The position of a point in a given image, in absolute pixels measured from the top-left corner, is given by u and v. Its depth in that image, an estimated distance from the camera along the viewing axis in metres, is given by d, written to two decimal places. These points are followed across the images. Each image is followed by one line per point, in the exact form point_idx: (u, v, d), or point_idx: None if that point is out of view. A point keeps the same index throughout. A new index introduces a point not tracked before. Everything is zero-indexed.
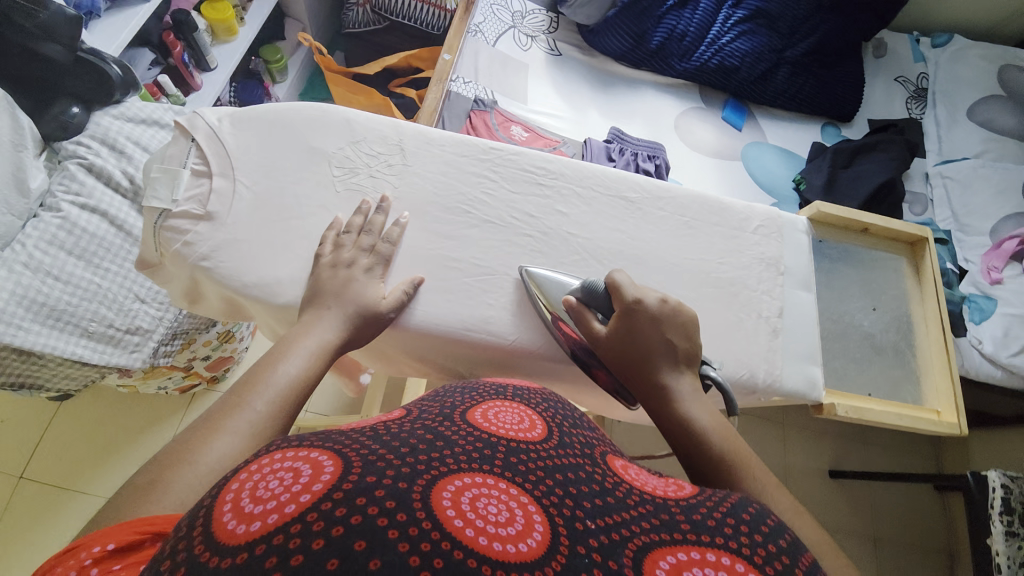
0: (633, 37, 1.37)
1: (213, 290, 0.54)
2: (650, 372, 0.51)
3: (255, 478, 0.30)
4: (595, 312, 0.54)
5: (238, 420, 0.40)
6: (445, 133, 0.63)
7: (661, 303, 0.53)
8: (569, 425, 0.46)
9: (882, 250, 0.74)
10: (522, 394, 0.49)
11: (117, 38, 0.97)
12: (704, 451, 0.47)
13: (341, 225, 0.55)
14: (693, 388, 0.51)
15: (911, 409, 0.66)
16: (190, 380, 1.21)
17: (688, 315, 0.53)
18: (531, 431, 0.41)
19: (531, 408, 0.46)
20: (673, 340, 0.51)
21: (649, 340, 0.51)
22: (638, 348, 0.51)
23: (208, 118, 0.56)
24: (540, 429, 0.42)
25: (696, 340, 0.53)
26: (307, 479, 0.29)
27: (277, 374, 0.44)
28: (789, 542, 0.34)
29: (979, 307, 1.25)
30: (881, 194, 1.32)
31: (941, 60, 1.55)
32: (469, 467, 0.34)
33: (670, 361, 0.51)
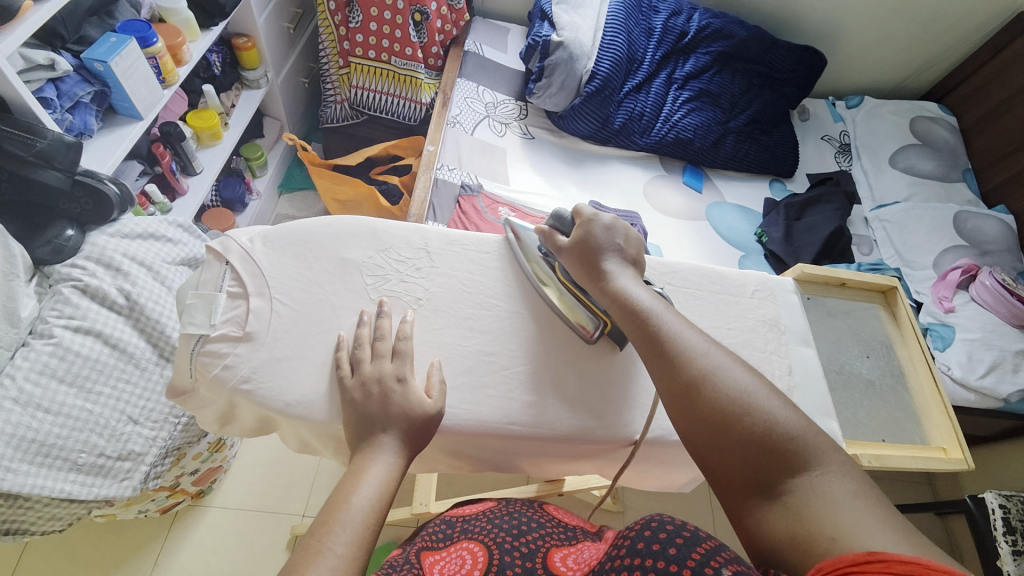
0: (599, 120, 1.50)
1: (250, 412, 0.53)
2: (598, 264, 0.60)
3: None
4: (561, 234, 0.64)
5: (321, 563, 0.40)
6: (464, 231, 0.67)
7: (614, 222, 0.62)
8: (516, 537, 0.68)
9: (861, 300, 0.81)
10: (471, 529, 0.72)
11: (110, 157, 0.98)
12: (637, 310, 0.56)
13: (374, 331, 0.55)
14: (633, 274, 0.60)
15: (921, 450, 0.70)
16: (175, 499, 1.12)
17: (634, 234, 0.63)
18: (473, 564, 0.64)
19: (477, 541, 0.69)
20: (618, 242, 0.61)
21: (597, 242, 0.61)
22: (588, 248, 0.61)
23: (240, 241, 0.58)
24: (483, 556, 0.65)
25: (637, 247, 0.63)
26: None
27: (352, 510, 0.44)
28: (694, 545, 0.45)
29: (940, 334, 1.37)
30: (832, 243, 1.51)
31: (858, 119, 1.81)
32: None
33: (613, 255, 0.60)
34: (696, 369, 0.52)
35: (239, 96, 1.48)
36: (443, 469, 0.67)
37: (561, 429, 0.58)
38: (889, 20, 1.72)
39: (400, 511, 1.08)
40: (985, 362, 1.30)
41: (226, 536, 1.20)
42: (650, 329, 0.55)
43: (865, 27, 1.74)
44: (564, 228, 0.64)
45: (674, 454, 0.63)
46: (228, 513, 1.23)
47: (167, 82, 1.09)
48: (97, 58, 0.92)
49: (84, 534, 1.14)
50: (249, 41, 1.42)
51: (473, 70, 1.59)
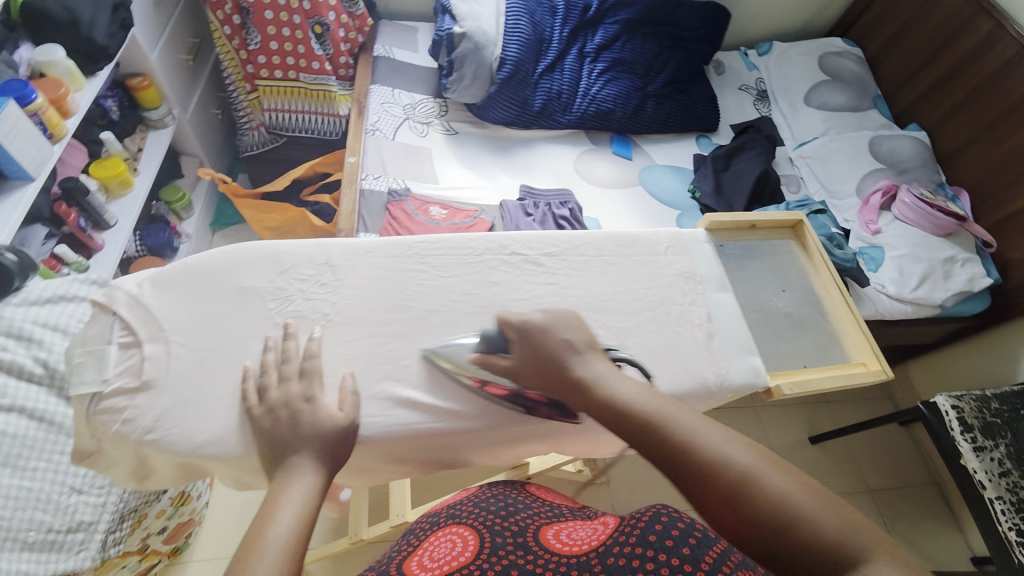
0: (518, 105, 1.50)
1: (163, 461, 0.51)
2: (563, 369, 0.54)
3: None
4: (498, 354, 0.58)
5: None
6: (368, 239, 0.66)
7: (544, 316, 0.58)
8: (504, 519, 0.67)
9: (774, 238, 0.84)
10: (458, 513, 0.72)
11: (7, 224, 0.90)
12: (630, 416, 0.49)
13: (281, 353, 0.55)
14: (604, 367, 0.54)
15: (842, 368, 0.74)
16: (149, 561, 1.09)
17: (569, 316, 0.58)
18: (461, 548, 0.62)
19: (464, 529, 0.66)
20: (567, 337, 0.56)
21: (549, 345, 0.55)
22: (540, 355, 0.55)
23: (126, 287, 0.56)
24: (471, 540, 0.64)
25: (589, 331, 0.58)
26: None
27: (271, 537, 0.42)
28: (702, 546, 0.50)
29: (871, 256, 1.43)
30: (761, 186, 1.55)
31: (770, 65, 1.87)
32: None
33: (570, 353, 0.55)
34: (726, 473, 0.44)
35: (146, 139, 1.42)
36: (391, 477, 0.67)
37: (490, 416, 0.59)
38: None
39: (380, 526, 1.08)
40: (916, 275, 1.37)
41: None
42: (655, 441, 0.48)
43: None
44: (499, 345, 0.58)
45: None
46: (209, 564, 1.20)
47: (55, 136, 1.02)
48: None
49: None
50: (145, 79, 1.36)
51: (385, 74, 1.56)
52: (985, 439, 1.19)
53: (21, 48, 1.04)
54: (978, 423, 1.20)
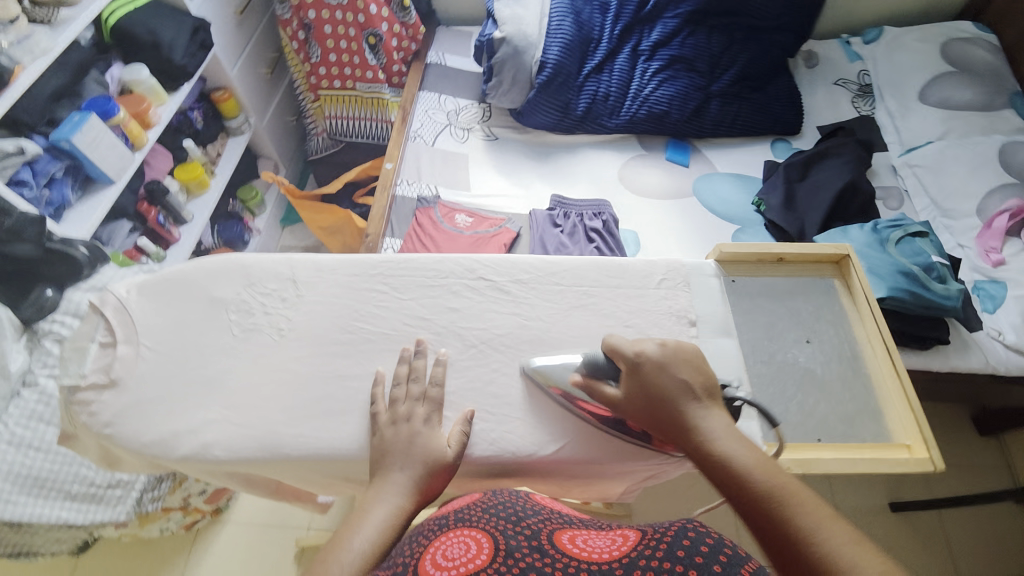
0: (559, 109, 1.44)
1: (120, 454, 0.57)
2: (677, 415, 0.51)
3: None
4: (605, 380, 0.56)
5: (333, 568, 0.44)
6: (335, 256, 0.66)
7: (661, 347, 0.54)
8: (516, 522, 0.50)
9: (808, 275, 0.70)
10: (465, 516, 0.52)
11: (88, 221, 1.11)
12: (739, 484, 0.46)
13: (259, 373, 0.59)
14: (722, 423, 0.50)
15: (875, 449, 0.58)
16: (193, 516, 1.21)
17: (690, 351, 0.54)
18: (477, 558, 0.44)
19: (472, 526, 0.50)
20: (686, 377, 0.52)
21: (665, 387, 0.52)
22: (653, 396, 0.52)
23: (116, 293, 0.62)
24: (488, 549, 0.46)
25: (710, 374, 0.54)
26: None
27: (349, 552, 0.46)
28: (728, 560, 0.40)
29: (988, 293, 1.16)
30: (846, 200, 1.30)
31: (878, 55, 1.56)
32: None
33: (688, 398, 0.52)
34: None
35: (225, 145, 1.60)
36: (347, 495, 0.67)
37: None
38: None
39: None
40: None
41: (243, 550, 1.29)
42: (762, 517, 0.44)
43: None
44: (607, 371, 0.56)
45: (557, 469, 0.58)
46: (246, 529, 1.31)
47: (135, 145, 1.20)
48: (62, 138, 1.04)
49: (123, 549, 1.27)
50: (226, 92, 1.52)
51: (434, 80, 1.59)
52: None
53: (112, 68, 1.19)
54: None
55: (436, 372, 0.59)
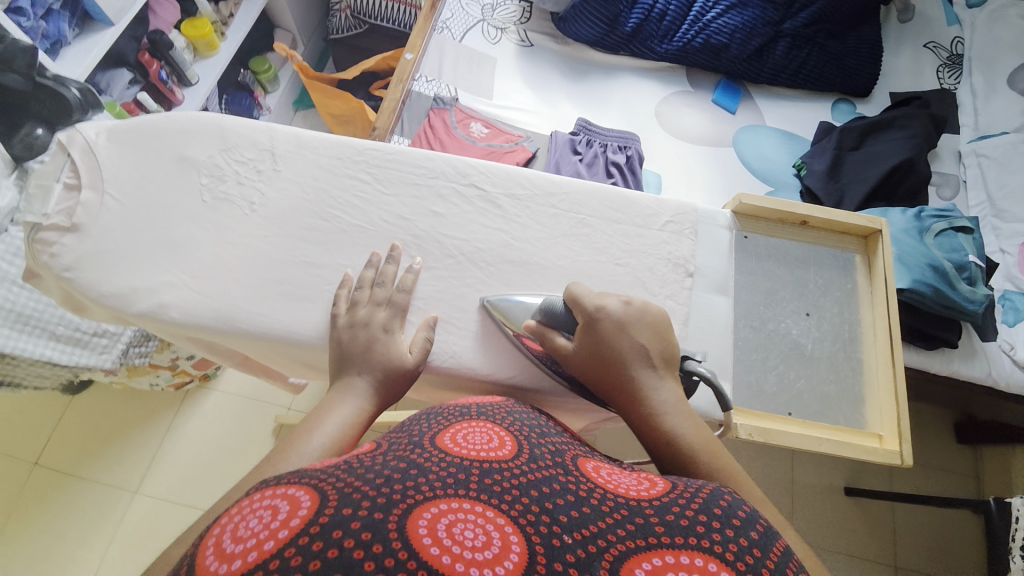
0: (606, 21, 1.28)
1: (80, 301, 0.56)
2: (629, 382, 0.47)
3: (238, 518, 0.29)
4: (560, 332, 0.51)
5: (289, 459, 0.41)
6: (320, 135, 0.61)
7: (625, 305, 0.49)
8: (540, 435, 0.43)
9: (827, 245, 0.63)
10: (489, 410, 0.45)
11: (83, 63, 1.04)
12: (681, 464, 0.44)
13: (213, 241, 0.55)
14: (675, 396, 0.46)
15: (846, 433, 0.56)
16: (182, 378, 1.26)
17: (655, 315, 0.50)
18: (500, 449, 0.38)
19: (501, 424, 0.42)
20: (644, 343, 0.48)
21: (620, 351, 0.47)
22: (607, 355, 0.48)
23: (85, 133, 0.58)
24: (509, 446, 0.39)
25: (671, 342, 0.49)
26: (285, 516, 0.27)
27: (309, 445, 0.42)
28: (761, 533, 0.32)
29: (1014, 304, 1.08)
30: (895, 179, 1.17)
31: (977, 23, 1.36)
32: (445, 493, 0.31)
33: (641, 364, 0.47)
34: None
35: (240, 4, 1.47)
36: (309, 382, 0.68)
37: None
38: None
39: None
40: None
41: (224, 418, 1.35)
42: None
43: None
44: (563, 322, 0.51)
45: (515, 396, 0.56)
46: (229, 400, 1.37)
47: None
48: None
49: (114, 397, 1.34)
50: None
51: None
52: None
53: None
54: None
55: (405, 279, 0.55)
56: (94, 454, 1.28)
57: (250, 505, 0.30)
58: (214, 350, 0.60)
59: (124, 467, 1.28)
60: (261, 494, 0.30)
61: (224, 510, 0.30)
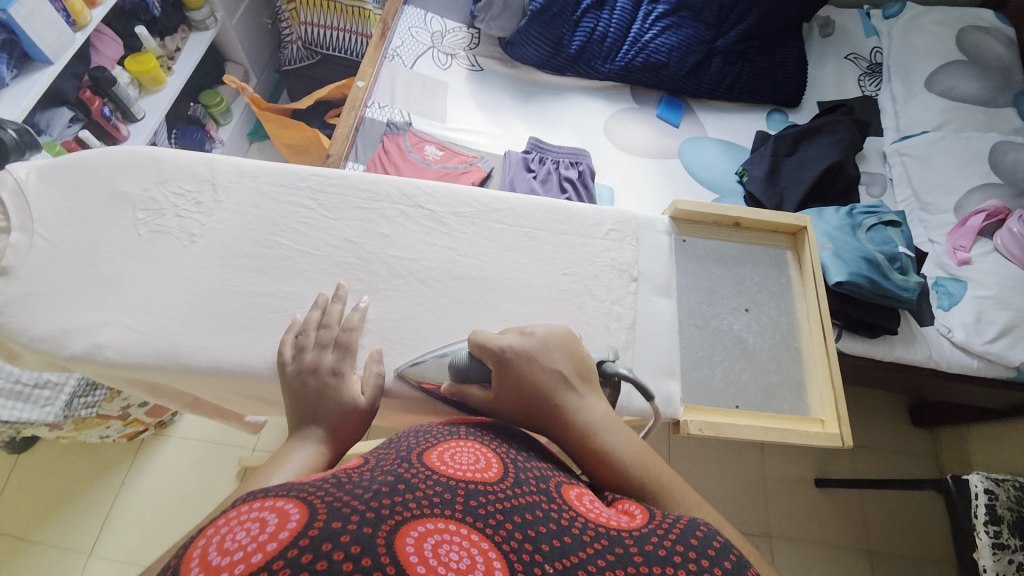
0: (551, 44, 1.34)
1: (10, 347, 0.53)
2: (550, 410, 0.46)
3: (225, 529, 0.28)
4: (477, 380, 0.50)
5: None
6: (262, 163, 0.61)
7: (531, 337, 0.50)
8: (527, 458, 0.42)
9: (761, 244, 0.67)
10: (479, 432, 0.43)
11: (20, 103, 1.01)
12: (621, 478, 0.44)
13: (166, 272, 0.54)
14: (599, 412, 0.47)
15: (791, 421, 0.59)
16: (135, 427, 1.19)
17: (562, 336, 0.50)
18: (488, 471, 0.37)
19: (490, 445, 0.42)
20: (559, 367, 0.48)
21: (535, 381, 0.47)
22: (525, 393, 0.47)
23: (13, 174, 0.56)
24: (498, 466, 0.39)
25: (582, 357, 0.50)
26: (273, 529, 0.27)
27: None
28: (735, 562, 0.33)
29: (947, 291, 1.15)
30: (828, 181, 1.25)
31: (895, 32, 1.48)
32: (431, 513, 0.31)
33: (560, 389, 0.47)
34: None
35: (186, 40, 1.46)
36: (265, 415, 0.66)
37: None
38: None
39: None
40: (995, 325, 1.08)
41: (183, 464, 1.28)
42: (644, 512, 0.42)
43: None
44: (473, 372, 0.50)
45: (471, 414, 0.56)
46: (186, 444, 1.30)
47: (77, 23, 1.10)
48: None
49: (65, 451, 1.26)
50: None
51: None
52: (1014, 537, 0.97)
53: None
54: (1011, 518, 0.98)
55: (351, 317, 0.54)
56: (44, 514, 1.21)
57: (237, 516, 0.29)
58: (158, 389, 0.58)
59: (75, 527, 1.20)
60: (248, 506, 0.30)
61: (207, 522, 0.29)
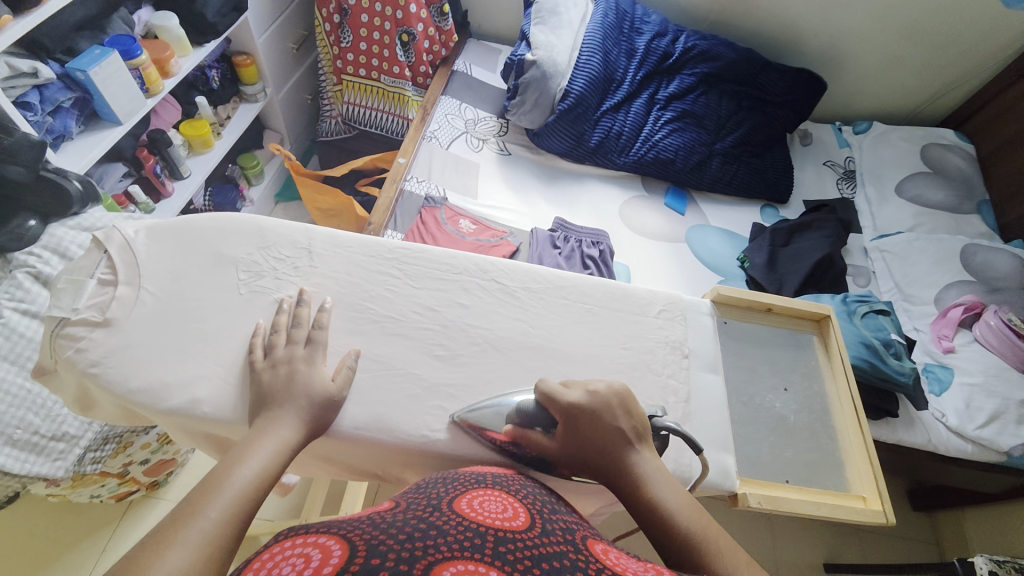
0: (573, 138, 1.50)
1: (101, 397, 0.55)
2: (610, 462, 0.52)
3: (272, 564, 0.33)
4: (537, 427, 0.54)
5: (192, 532, 0.40)
6: (354, 235, 0.67)
7: (593, 393, 0.54)
8: (550, 510, 0.45)
9: (790, 329, 0.75)
10: (504, 480, 0.49)
11: (84, 156, 1.05)
12: (670, 530, 0.48)
13: (267, 330, 0.57)
14: (653, 467, 0.52)
15: (835, 497, 0.62)
16: (128, 487, 1.13)
17: (623, 393, 0.55)
18: (514, 519, 0.41)
19: (514, 495, 0.46)
20: (620, 423, 0.53)
21: (599, 435, 0.52)
22: (588, 443, 0.52)
23: (125, 231, 0.60)
24: (524, 517, 0.42)
25: (639, 415, 0.54)
26: (316, 563, 0.31)
27: (233, 480, 0.44)
28: None
29: (937, 376, 1.24)
30: (820, 271, 1.38)
31: (864, 145, 1.71)
32: (460, 556, 0.34)
33: (621, 443, 0.52)
34: None
35: (236, 109, 1.57)
36: (322, 475, 0.66)
37: (410, 439, 0.56)
38: (897, 42, 1.63)
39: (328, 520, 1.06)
40: (986, 412, 1.16)
41: None
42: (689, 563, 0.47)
43: (869, 50, 1.66)
44: (538, 420, 0.54)
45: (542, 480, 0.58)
46: (178, 507, 1.22)
47: (150, 91, 1.16)
48: (78, 68, 0.99)
49: (50, 509, 1.18)
50: (248, 58, 1.50)
51: (457, 88, 1.63)
52: None
53: (141, 9, 1.20)
54: None
55: (319, 317, 0.59)
56: None
57: (282, 552, 0.34)
58: (232, 445, 0.59)
59: None
60: (291, 543, 0.34)
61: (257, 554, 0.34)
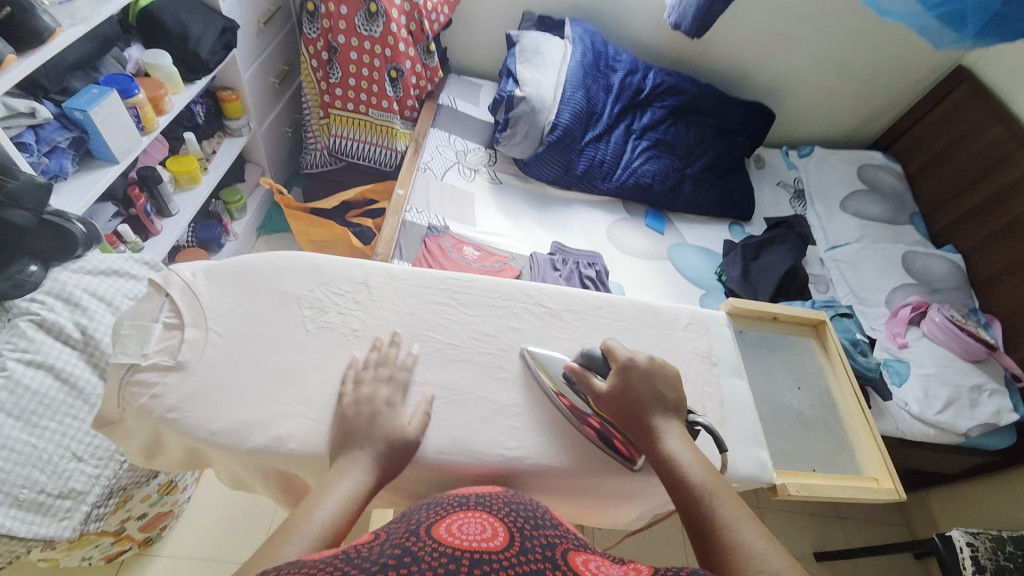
0: (562, 166, 1.59)
1: (177, 441, 0.55)
2: (645, 418, 0.59)
3: None
4: (595, 373, 0.62)
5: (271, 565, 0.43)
6: (406, 268, 0.71)
7: (649, 361, 0.62)
8: (534, 526, 0.46)
9: (794, 334, 0.85)
10: (487, 501, 0.50)
11: (82, 198, 1.02)
12: (686, 482, 0.55)
13: (355, 362, 0.60)
14: (680, 432, 0.59)
15: (852, 480, 0.72)
16: (121, 545, 1.05)
17: (670, 370, 0.63)
18: (492, 540, 0.42)
19: (496, 514, 0.47)
20: (661, 389, 0.60)
21: (643, 392, 0.60)
22: (632, 395, 0.59)
23: (182, 274, 0.61)
24: (502, 536, 0.43)
25: (677, 390, 0.62)
26: None
27: (312, 521, 0.47)
28: None
29: (896, 369, 1.39)
30: (787, 282, 1.54)
31: (810, 167, 1.92)
32: None
33: (657, 407, 0.60)
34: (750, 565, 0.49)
35: (221, 143, 1.55)
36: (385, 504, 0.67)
37: (487, 459, 0.59)
38: (830, 79, 1.87)
39: None
40: (940, 398, 1.32)
41: None
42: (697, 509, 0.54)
43: (808, 85, 1.90)
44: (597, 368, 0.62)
45: (608, 488, 0.63)
46: (174, 563, 1.14)
47: (145, 129, 1.14)
48: (77, 108, 0.97)
49: None
50: (233, 93, 1.49)
51: (445, 121, 1.70)
52: None
53: (130, 48, 1.18)
54: (992, 566, 1.12)
55: (405, 360, 0.62)
56: None
57: None
58: (302, 481, 0.59)
59: None
60: None
61: None
